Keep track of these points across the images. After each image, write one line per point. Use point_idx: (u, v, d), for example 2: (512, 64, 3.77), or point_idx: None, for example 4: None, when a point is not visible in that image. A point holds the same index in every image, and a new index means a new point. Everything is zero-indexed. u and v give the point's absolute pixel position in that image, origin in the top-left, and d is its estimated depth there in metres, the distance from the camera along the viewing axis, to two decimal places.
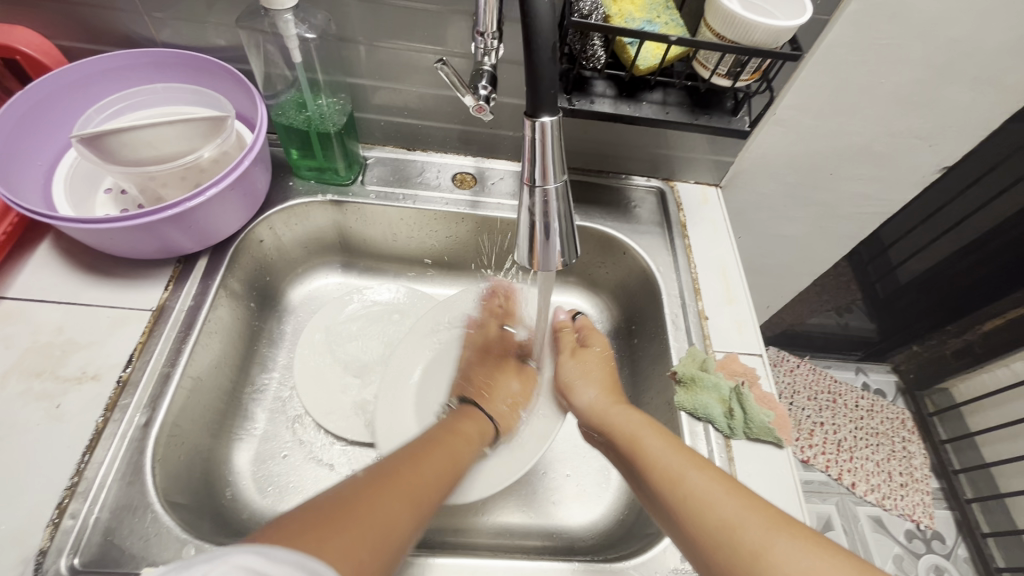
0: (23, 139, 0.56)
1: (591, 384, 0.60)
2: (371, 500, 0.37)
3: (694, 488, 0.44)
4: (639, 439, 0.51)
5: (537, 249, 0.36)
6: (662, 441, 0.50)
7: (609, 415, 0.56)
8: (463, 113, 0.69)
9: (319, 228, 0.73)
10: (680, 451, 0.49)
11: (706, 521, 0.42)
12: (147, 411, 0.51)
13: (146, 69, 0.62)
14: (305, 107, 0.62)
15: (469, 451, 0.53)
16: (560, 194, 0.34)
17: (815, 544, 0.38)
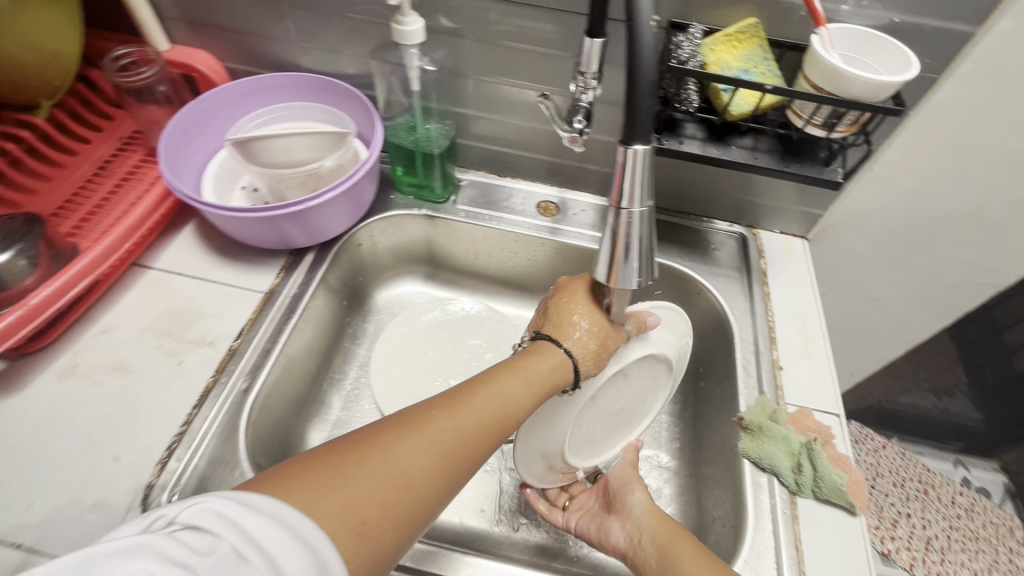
0: (188, 139, 0.68)
1: (643, 488, 0.56)
2: (396, 447, 0.37)
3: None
4: (675, 553, 0.49)
5: (615, 269, 0.39)
6: (694, 558, 0.48)
7: (654, 526, 0.52)
8: (554, 147, 0.74)
9: (410, 239, 0.79)
10: (710, 563, 0.47)
11: None
12: (248, 379, 0.58)
13: (292, 91, 0.73)
14: (415, 130, 0.70)
15: (528, 393, 0.46)
16: (644, 218, 0.36)
17: None
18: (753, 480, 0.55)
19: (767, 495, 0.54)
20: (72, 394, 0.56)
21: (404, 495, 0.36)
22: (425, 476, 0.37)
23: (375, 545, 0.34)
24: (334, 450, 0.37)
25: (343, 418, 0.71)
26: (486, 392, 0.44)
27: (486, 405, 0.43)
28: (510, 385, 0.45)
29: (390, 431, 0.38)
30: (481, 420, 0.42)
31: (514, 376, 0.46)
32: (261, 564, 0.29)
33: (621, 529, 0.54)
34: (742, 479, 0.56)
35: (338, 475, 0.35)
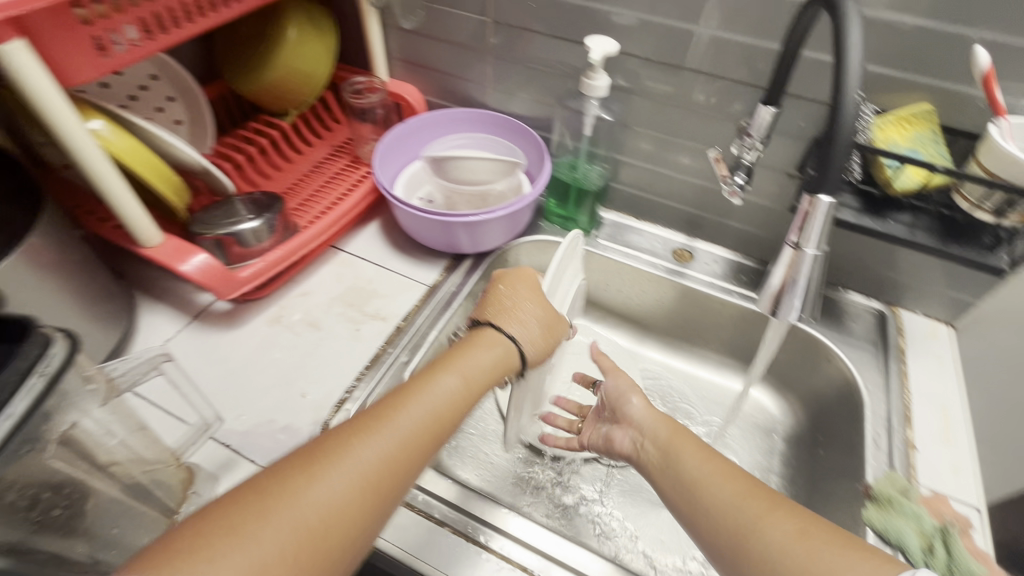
0: (390, 151, 0.83)
1: (640, 395, 0.59)
2: (278, 481, 0.39)
3: (718, 498, 0.46)
4: (677, 447, 0.52)
5: (780, 303, 0.50)
6: (694, 453, 0.51)
7: (656, 427, 0.55)
8: (699, 199, 0.80)
9: (549, 264, 0.88)
10: (713, 458, 0.50)
11: (729, 523, 0.44)
12: (408, 354, 0.68)
13: (479, 125, 0.85)
14: (576, 168, 0.81)
15: (449, 401, 0.49)
16: (814, 259, 0.46)
17: (851, 547, 0.39)
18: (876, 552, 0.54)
19: None
20: (275, 338, 0.68)
21: (338, 514, 0.39)
22: (346, 517, 0.39)
23: None
24: (259, 487, 0.38)
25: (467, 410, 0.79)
26: (410, 404, 0.47)
27: (393, 429, 0.44)
28: (416, 398, 0.47)
29: (314, 462, 0.40)
30: (411, 429, 0.45)
31: (447, 373, 0.51)
32: None
33: (629, 436, 0.57)
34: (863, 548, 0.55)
35: (260, 523, 0.36)
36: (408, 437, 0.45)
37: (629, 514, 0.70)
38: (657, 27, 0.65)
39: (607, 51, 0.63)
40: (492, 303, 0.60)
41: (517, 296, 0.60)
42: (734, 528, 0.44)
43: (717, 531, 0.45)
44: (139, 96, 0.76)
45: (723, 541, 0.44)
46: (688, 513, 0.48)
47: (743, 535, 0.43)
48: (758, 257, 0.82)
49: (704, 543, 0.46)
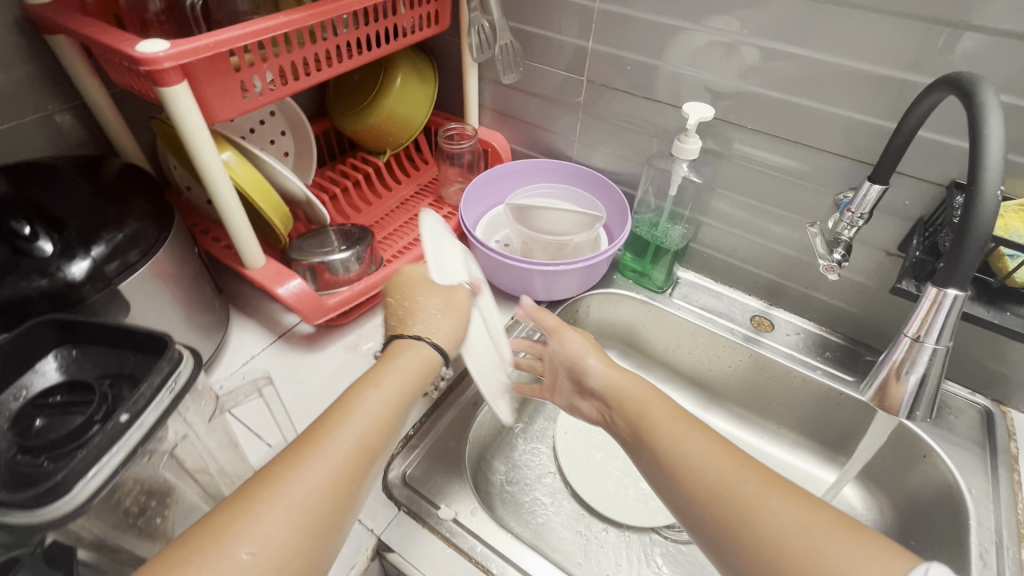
0: (478, 193, 0.87)
1: (602, 357, 0.63)
2: (221, 519, 0.38)
3: (687, 454, 0.48)
4: (648, 409, 0.54)
5: (901, 400, 0.48)
6: (667, 410, 0.53)
7: (622, 385, 0.59)
8: (783, 267, 0.77)
9: (620, 319, 0.87)
10: (682, 419, 0.52)
11: (704, 478, 0.45)
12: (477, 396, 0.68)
13: (565, 177, 0.88)
14: (657, 227, 0.80)
15: (394, 406, 0.48)
16: (935, 354, 0.45)
17: (802, 498, 0.42)
18: None
19: None
20: (351, 365, 0.71)
21: (252, 561, 0.36)
22: (294, 537, 0.38)
23: None
24: (168, 551, 0.36)
25: (525, 457, 0.78)
26: (350, 419, 0.45)
27: (332, 448, 0.43)
28: (360, 407, 0.46)
29: (225, 512, 0.38)
30: (335, 457, 0.42)
31: (372, 389, 0.48)
32: None
33: (601, 398, 0.61)
34: None
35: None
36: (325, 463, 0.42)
37: None
38: (758, 96, 0.65)
39: (703, 116, 0.64)
40: (396, 312, 0.56)
41: (416, 284, 0.57)
42: (703, 483, 0.45)
43: (683, 486, 0.46)
44: (257, 130, 0.84)
45: (690, 496, 0.45)
46: (659, 470, 0.49)
47: (710, 489, 0.44)
48: (845, 333, 0.77)
49: (670, 498, 0.48)
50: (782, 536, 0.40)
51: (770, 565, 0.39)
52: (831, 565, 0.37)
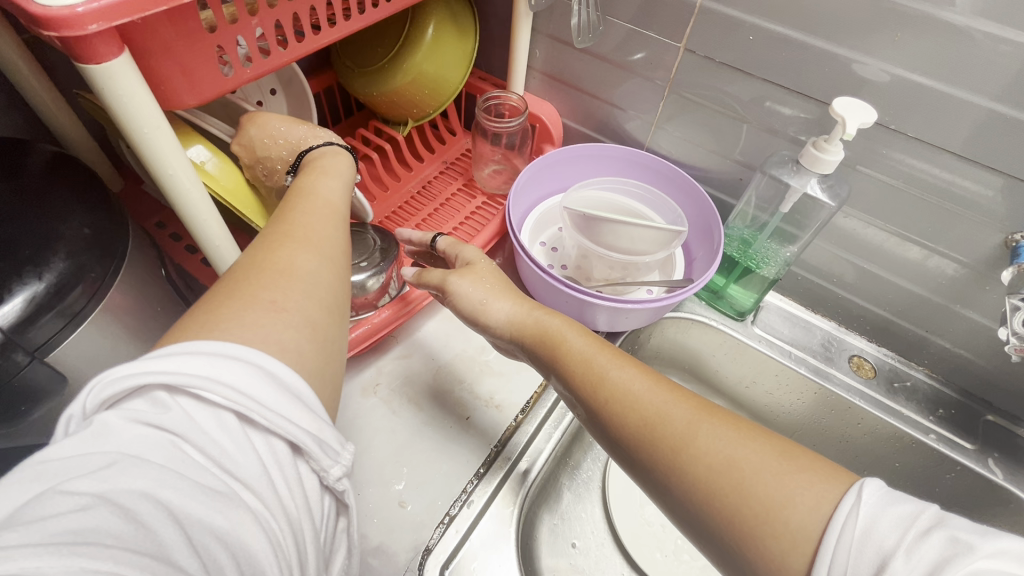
0: (526, 185, 0.69)
1: (504, 297, 0.54)
2: (237, 280, 0.36)
3: (619, 388, 0.42)
4: (562, 337, 0.48)
5: None
6: (583, 338, 0.47)
7: (525, 321, 0.52)
8: (906, 306, 0.62)
9: (688, 345, 0.73)
10: (601, 348, 0.46)
11: (636, 415, 0.39)
12: (529, 460, 0.55)
13: (635, 169, 0.71)
14: (751, 247, 0.64)
15: (341, 189, 0.47)
16: None
17: (737, 425, 0.37)
18: None
19: None
20: (370, 412, 0.57)
21: (295, 280, 0.36)
22: (318, 269, 0.38)
23: (320, 330, 0.35)
24: (199, 308, 0.34)
25: (573, 511, 0.66)
26: (309, 198, 0.44)
27: (314, 216, 0.42)
28: (319, 187, 0.45)
29: (236, 273, 0.37)
30: (322, 219, 0.42)
31: (325, 177, 0.47)
32: (214, 390, 0.28)
33: (502, 338, 0.54)
34: None
35: (220, 310, 0.33)
36: (320, 223, 0.42)
37: None
38: (948, 97, 0.47)
39: (863, 122, 0.47)
40: (274, 154, 0.49)
41: (264, 127, 0.50)
42: (638, 417, 0.39)
43: (619, 425, 0.40)
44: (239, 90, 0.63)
45: (628, 432, 0.39)
46: (585, 405, 0.44)
47: (646, 425, 0.39)
48: (962, 387, 0.65)
49: (618, 453, 0.41)
50: (714, 464, 0.34)
51: (707, 501, 0.34)
52: (763, 494, 0.32)
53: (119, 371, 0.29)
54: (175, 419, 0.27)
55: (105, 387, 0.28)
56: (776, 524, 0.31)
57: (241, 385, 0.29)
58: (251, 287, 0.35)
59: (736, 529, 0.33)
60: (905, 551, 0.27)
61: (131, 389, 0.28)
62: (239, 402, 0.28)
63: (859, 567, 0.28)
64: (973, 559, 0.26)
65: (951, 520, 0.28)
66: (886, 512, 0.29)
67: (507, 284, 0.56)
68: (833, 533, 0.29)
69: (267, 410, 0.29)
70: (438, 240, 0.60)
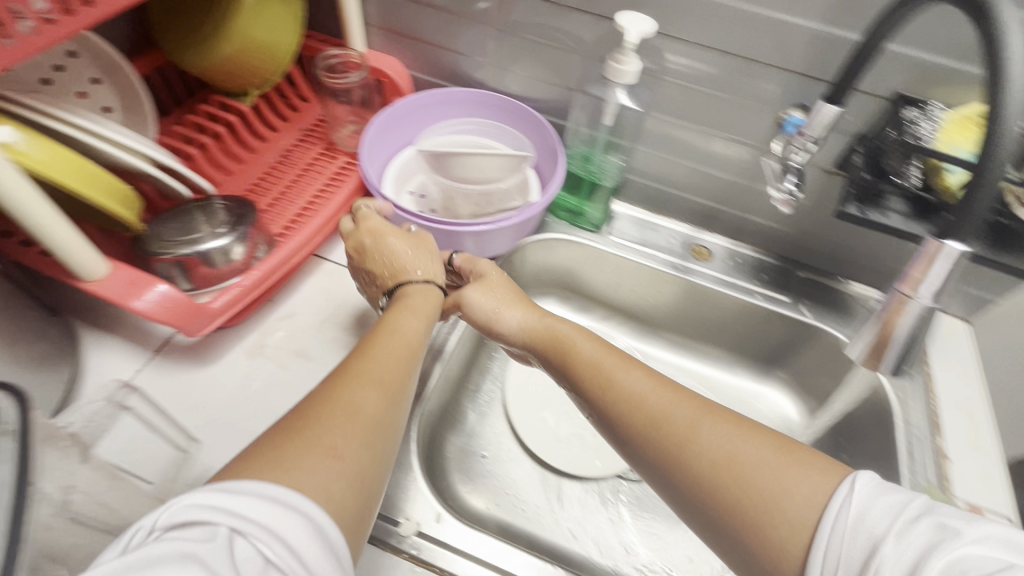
0: (378, 138, 0.72)
1: (515, 306, 0.61)
2: (303, 415, 0.38)
3: (626, 389, 0.47)
4: (572, 341, 0.55)
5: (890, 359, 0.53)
6: (597, 347, 0.53)
7: (533, 328, 0.59)
8: (721, 192, 0.73)
9: (558, 263, 0.80)
10: (609, 351, 0.52)
11: (639, 412, 0.45)
12: (417, 384, 0.60)
13: (479, 108, 0.76)
14: (589, 161, 0.72)
15: (412, 317, 0.53)
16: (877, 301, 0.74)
17: (730, 420, 0.42)
18: None
19: None
20: (259, 372, 0.59)
21: (363, 420, 0.39)
22: (374, 394, 0.41)
23: (370, 465, 0.37)
24: (269, 435, 0.36)
25: (479, 426, 0.73)
26: (376, 347, 0.47)
27: (381, 350, 0.46)
28: (400, 322, 0.51)
29: (310, 406, 0.39)
30: (389, 352, 0.47)
31: (409, 316, 0.53)
32: (259, 533, 0.30)
33: (515, 345, 0.61)
34: None
35: (290, 442, 0.35)
36: (400, 375, 0.45)
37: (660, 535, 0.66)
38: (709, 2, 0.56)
39: (643, 31, 0.54)
40: (382, 272, 0.59)
41: (378, 234, 0.60)
42: (643, 416, 0.45)
43: (624, 421, 0.46)
44: (55, 80, 0.60)
45: (635, 429, 0.45)
46: (591, 399, 0.50)
47: (650, 422, 0.44)
48: (778, 253, 0.78)
49: (626, 451, 0.46)
50: (713, 463, 0.40)
51: (711, 497, 0.39)
52: (763, 491, 0.37)
53: (191, 496, 0.32)
54: (215, 554, 0.29)
55: (176, 510, 0.31)
56: (775, 517, 0.36)
57: (290, 534, 0.31)
58: (318, 413, 0.38)
59: (737, 523, 0.38)
60: (897, 534, 0.33)
61: (188, 520, 0.30)
62: (280, 555, 0.30)
63: (854, 551, 0.33)
64: (960, 546, 0.31)
65: (940, 509, 0.34)
66: (878, 500, 0.34)
67: (517, 294, 0.62)
68: (829, 520, 0.35)
69: (288, 557, 0.30)
70: (458, 257, 0.65)
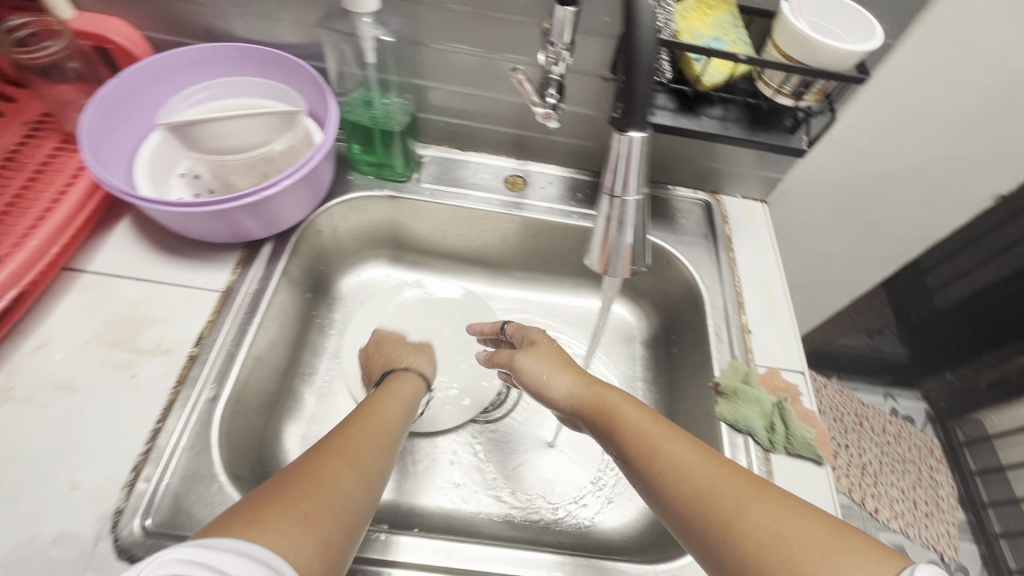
0: (106, 126, 0.59)
1: (565, 372, 0.54)
2: (293, 490, 0.37)
3: (672, 459, 0.41)
4: (618, 410, 0.47)
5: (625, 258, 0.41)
6: (642, 412, 0.46)
7: (585, 398, 0.51)
8: (520, 118, 0.71)
9: (375, 221, 0.76)
10: (657, 420, 0.45)
11: (682, 488, 0.39)
12: (215, 386, 0.55)
13: (225, 61, 0.64)
14: (373, 105, 0.66)
15: (396, 406, 0.53)
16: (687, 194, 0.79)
17: (778, 500, 0.36)
18: (730, 441, 0.58)
19: (744, 455, 0.58)
20: (11, 419, 0.50)
21: (347, 504, 0.38)
22: (356, 479, 0.40)
23: (341, 546, 0.36)
24: (256, 498, 0.36)
25: (321, 409, 0.69)
26: (369, 424, 0.47)
27: (368, 430, 0.46)
28: (386, 407, 0.51)
29: (300, 475, 0.38)
30: (374, 436, 0.46)
31: (394, 401, 0.53)
32: None
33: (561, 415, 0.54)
34: (719, 440, 0.59)
35: (278, 514, 0.34)
36: (376, 455, 0.44)
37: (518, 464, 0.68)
38: None
39: None
40: (376, 365, 0.62)
41: (388, 348, 0.63)
42: (687, 490, 0.39)
43: (660, 492, 0.41)
44: None
45: (671, 500, 0.40)
46: (636, 472, 0.43)
47: (698, 496, 0.38)
48: (591, 169, 0.78)
49: (668, 520, 0.41)
50: (761, 547, 0.34)
51: None
52: None
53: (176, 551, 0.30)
54: None
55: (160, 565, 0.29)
56: None
57: None
58: (316, 480, 0.38)
59: None
60: None
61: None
62: None
63: None
64: None
65: None
66: None
67: (566, 359, 0.56)
68: None
69: None
70: (508, 327, 0.64)
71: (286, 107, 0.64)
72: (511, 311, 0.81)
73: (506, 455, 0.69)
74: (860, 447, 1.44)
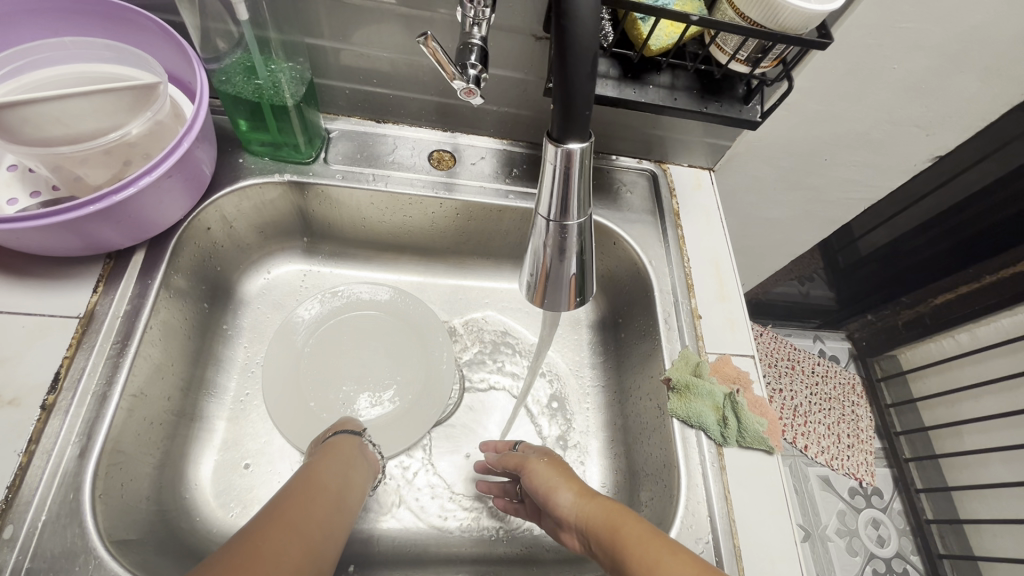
0: None
1: (569, 484, 0.51)
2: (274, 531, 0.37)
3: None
4: (620, 520, 0.45)
5: (563, 291, 0.31)
6: (640, 525, 0.44)
7: (588, 509, 0.48)
8: (442, 84, 0.61)
9: (280, 210, 0.65)
10: (655, 535, 0.42)
11: None
12: (82, 441, 0.45)
13: (47, 16, 0.50)
14: (255, 73, 0.53)
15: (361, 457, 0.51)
16: (631, 167, 0.73)
17: None
18: (682, 437, 0.56)
19: (696, 451, 0.55)
20: None
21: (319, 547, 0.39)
22: (324, 520, 0.42)
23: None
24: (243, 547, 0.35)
25: (233, 436, 0.60)
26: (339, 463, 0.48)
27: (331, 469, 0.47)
28: (351, 451, 0.51)
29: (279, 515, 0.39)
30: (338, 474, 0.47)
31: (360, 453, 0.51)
32: None
33: (571, 535, 0.50)
34: (672, 436, 0.57)
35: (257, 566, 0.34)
36: (346, 487, 0.47)
37: (466, 468, 0.64)
38: None
39: None
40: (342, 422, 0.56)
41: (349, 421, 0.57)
42: None
43: None
44: None
45: None
46: None
47: None
48: (526, 140, 0.69)
49: None
50: None
51: None
52: None
53: None
54: None
55: None
56: None
57: None
58: (284, 527, 0.38)
59: None
60: None
61: None
62: None
63: None
64: None
65: None
66: None
67: (574, 474, 0.53)
68: None
69: None
70: (519, 445, 0.60)
71: (131, 70, 0.51)
72: (448, 297, 0.74)
73: (450, 466, 0.64)
74: (791, 388, 1.48)
